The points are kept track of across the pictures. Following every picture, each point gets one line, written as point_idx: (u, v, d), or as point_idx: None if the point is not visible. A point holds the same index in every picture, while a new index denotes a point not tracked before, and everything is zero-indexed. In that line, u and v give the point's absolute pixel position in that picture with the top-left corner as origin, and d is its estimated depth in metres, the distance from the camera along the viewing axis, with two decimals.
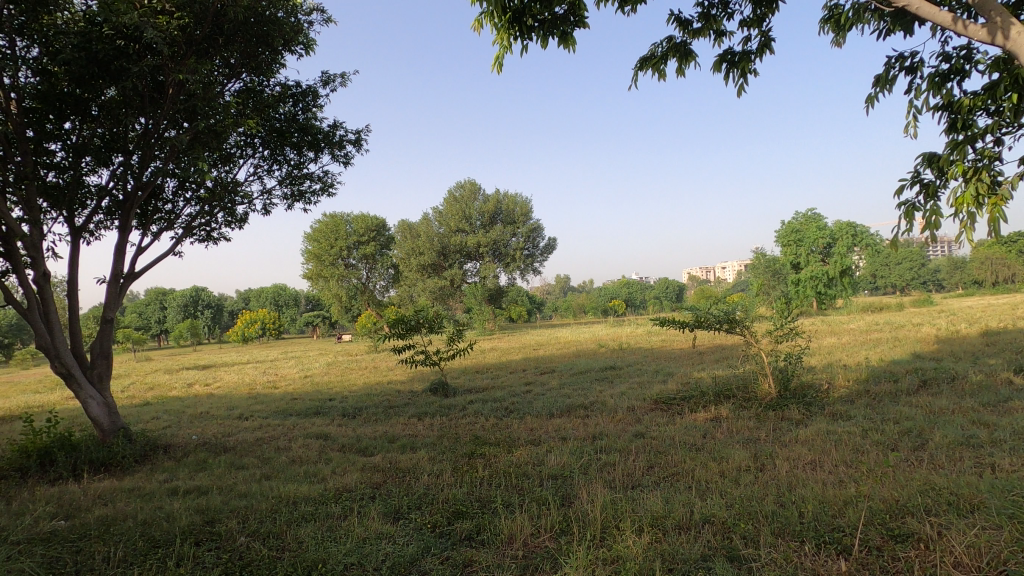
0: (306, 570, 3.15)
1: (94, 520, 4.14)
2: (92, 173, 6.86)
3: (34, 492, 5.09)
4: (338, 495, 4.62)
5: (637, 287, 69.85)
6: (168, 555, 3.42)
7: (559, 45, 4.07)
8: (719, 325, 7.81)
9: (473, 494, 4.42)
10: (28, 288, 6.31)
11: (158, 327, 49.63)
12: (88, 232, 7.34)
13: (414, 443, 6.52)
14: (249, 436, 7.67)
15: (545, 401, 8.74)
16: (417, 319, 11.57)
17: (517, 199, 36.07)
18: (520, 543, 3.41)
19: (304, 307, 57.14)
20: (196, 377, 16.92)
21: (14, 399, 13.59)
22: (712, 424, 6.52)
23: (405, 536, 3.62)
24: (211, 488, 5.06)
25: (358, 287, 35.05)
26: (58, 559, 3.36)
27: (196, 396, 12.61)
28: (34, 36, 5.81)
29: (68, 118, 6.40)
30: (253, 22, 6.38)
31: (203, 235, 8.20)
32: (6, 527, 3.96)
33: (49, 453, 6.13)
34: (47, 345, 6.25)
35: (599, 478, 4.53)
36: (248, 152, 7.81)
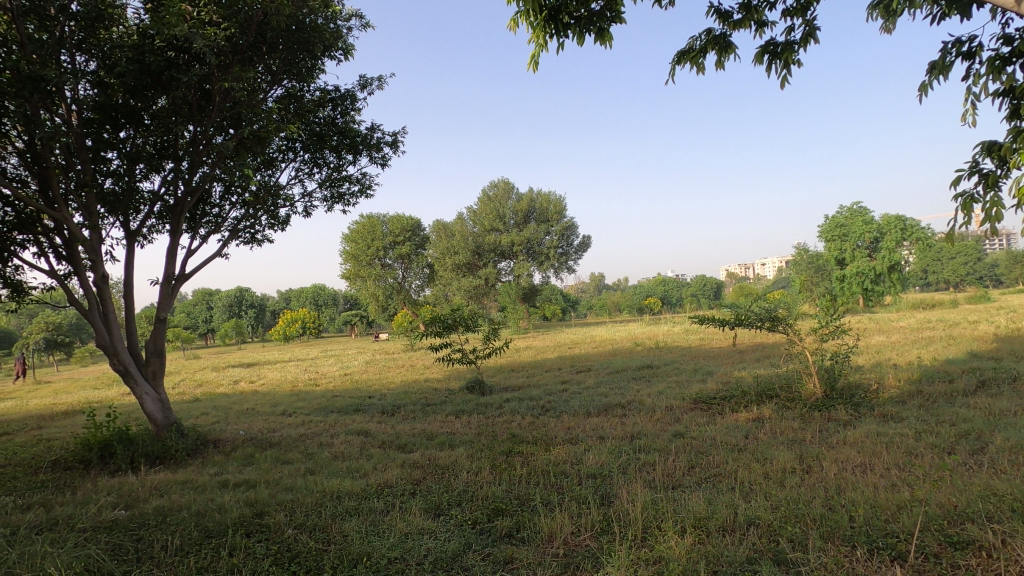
0: (351, 564, 3.23)
1: (152, 510, 4.34)
2: (144, 180, 7.19)
3: (96, 483, 5.37)
4: (380, 491, 4.72)
5: (673, 284, 68.62)
6: (221, 545, 3.56)
7: (596, 41, 4.04)
8: (761, 323, 7.61)
9: (512, 491, 4.44)
10: (88, 289, 6.67)
11: (204, 326, 51.50)
12: (142, 236, 7.70)
13: (453, 440, 6.60)
14: (293, 431, 7.90)
15: (581, 400, 8.69)
16: (453, 318, 11.67)
17: (551, 197, 35.98)
18: (560, 542, 3.42)
19: (342, 307, 58.48)
20: (241, 374, 17.51)
21: (74, 395, 14.31)
22: (755, 424, 6.37)
23: (446, 532, 3.67)
24: (259, 482, 5.24)
25: (394, 287, 35.65)
26: (121, 546, 3.55)
27: (242, 393, 13.08)
28: (93, 50, 6.14)
29: (123, 127, 6.73)
30: (295, 29, 6.56)
31: (247, 237, 8.49)
32: (72, 516, 4.19)
33: (109, 446, 6.46)
34: (106, 344, 6.60)
35: (639, 478, 4.50)
36: (289, 156, 8.04)
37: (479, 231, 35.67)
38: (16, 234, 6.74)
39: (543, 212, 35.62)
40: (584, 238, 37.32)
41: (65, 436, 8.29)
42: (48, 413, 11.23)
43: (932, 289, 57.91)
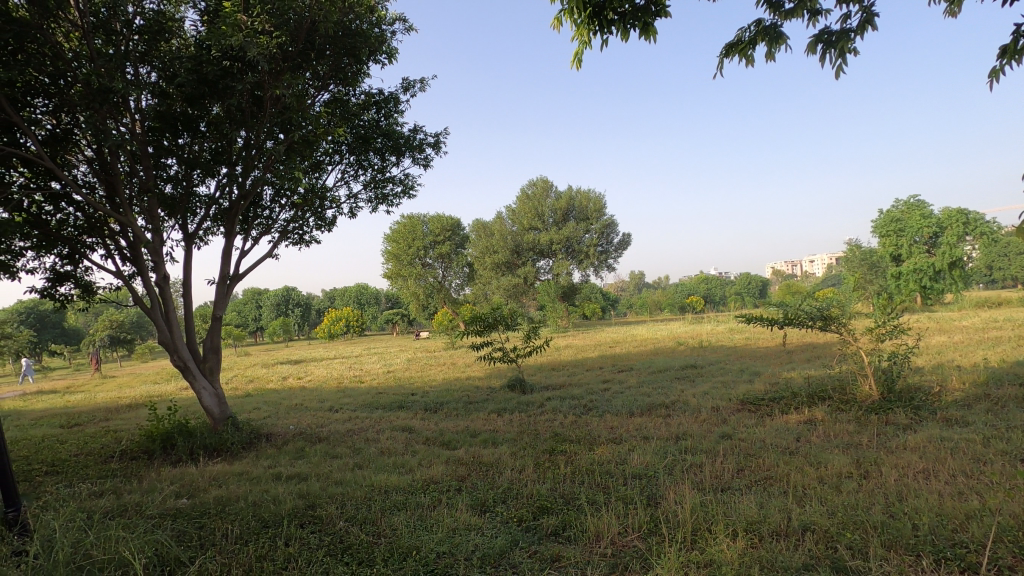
0: (401, 557, 3.31)
1: (212, 500, 4.55)
2: (201, 184, 7.52)
3: (160, 473, 5.67)
4: (426, 486, 4.81)
5: (716, 282, 66.99)
6: (278, 535, 3.70)
7: (640, 36, 3.98)
8: (812, 322, 7.35)
9: (557, 490, 4.45)
10: (151, 289, 7.03)
11: (254, 325, 53.38)
12: (199, 238, 8.06)
13: (495, 438, 6.64)
14: (341, 427, 8.12)
15: (624, 399, 8.59)
16: (494, 317, 11.73)
17: (590, 195, 35.72)
18: (608, 542, 3.40)
19: (383, 305, 59.70)
20: (290, 371, 18.08)
21: (137, 389, 15.11)
22: (806, 426, 6.16)
23: (493, 528, 3.71)
24: (310, 475, 5.42)
25: (435, 286, 36.13)
26: (186, 533, 3.73)
27: (291, 389, 13.52)
28: (154, 62, 6.48)
29: (181, 134, 7.05)
30: (342, 35, 6.72)
31: (297, 238, 8.77)
32: (140, 503, 4.43)
33: (170, 437, 6.79)
34: (168, 341, 6.95)
35: (686, 479, 4.42)
36: (336, 159, 8.26)
37: (518, 230, 35.76)
38: (85, 238, 7.17)
39: (582, 210, 35.39)
40: (624, 236, 36.90)
41: (130, 428, 8.78)
42: (114, 406, 11.89)
43: (999, 287, 54.42)
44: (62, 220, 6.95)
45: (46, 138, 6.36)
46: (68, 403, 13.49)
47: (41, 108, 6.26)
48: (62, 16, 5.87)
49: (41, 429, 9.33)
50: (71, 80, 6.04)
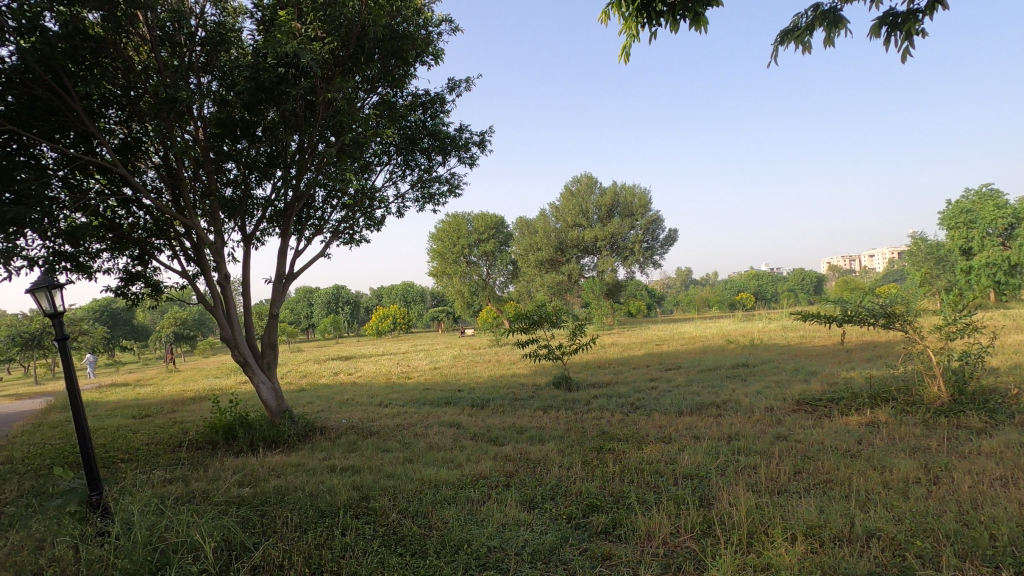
0: (453, 549, 3.37)
1: (272, 489, 4.75)
2: (258, 187, 7.85)
3: (224, 463, 5.96)
4: (475, 481, 4.87)
5: (767, 277, 64.68)
6: (334, 525, 3.84)
7: (690, 27, 3.89)
8: (873, 319, 6.97)
9: (606, 488, 4.41)
10: (213, 288, 7.40)
11: (306, 322, 55.27)
12: (256, 239, 8.42)
13: (542, 435, 6.65)
14: (390, 421, 8.32)
15: (672, 398, 8.43)
16: (539, 314, 11.72)
17: (635, 190, 35.16)
18: (660, 542, 3.35)
19: (429, 303, 60.78)
20: (340, 367, 18.64)
21: (201, 383, 15.95)
22: (869, 429, 5.88)
23: (542, 525, 3.72)
24: (363, 467, 5.58)
25: (479, 283, 36.50)
26: (249, 519, 3.92)
27: (342, 384, 13.95)
28: (214, 71, 6.81)
29: (240, 140, 7.38)
30: (390, 39, 6.86)
31: (347, 238, 9.02)
32: (207, 490, 4.68)
33: (231, 429, 7.13)
34: (229, 337, 7.30)
35: (739, 480, 4.30)
36: (384, 160, 8.44)
37: (561, 227, 35.57)
38: (154, 239, 7.62)
39: (627, 206, 34.88)
40: (670, 232, 36.18)
41: (195, 419, 9.26)
42: (180, 398, 12.59)
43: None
44: (133, 223, 7.41)
45: (119, 146, 6.80)
46: (139, 395, 14.39)
47: (114, 118, 6.68)
48: (133, 31, 6.25)
49: (116, 419, 9.97)
50: (141, 92, 6.43)
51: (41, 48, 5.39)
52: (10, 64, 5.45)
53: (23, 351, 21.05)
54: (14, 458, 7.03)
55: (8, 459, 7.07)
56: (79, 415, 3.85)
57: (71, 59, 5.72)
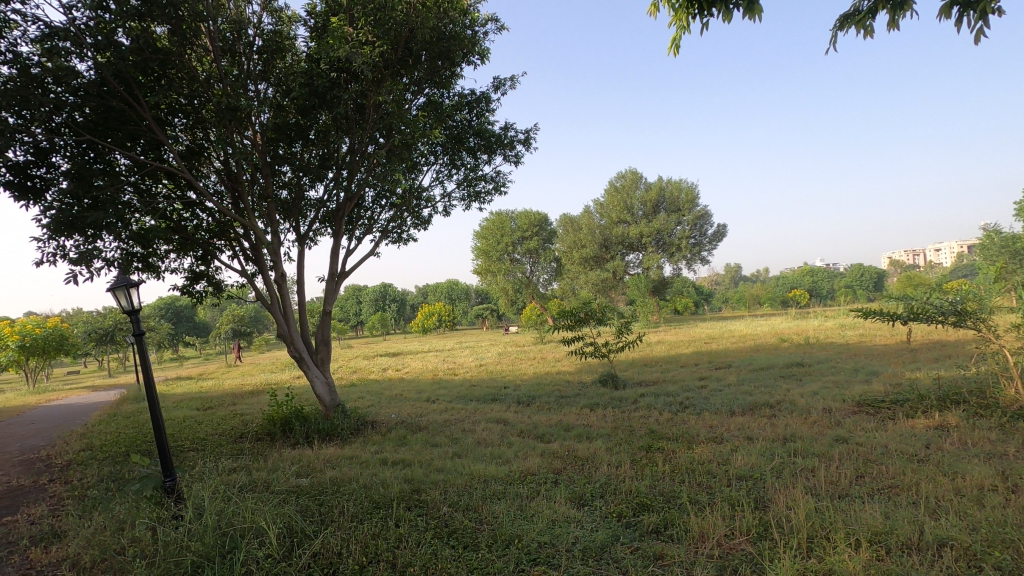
0: (504, 544, 3.41)
1: (328, 480, 4.93)
2: (311, 189, 8.12)
3: (282, 454, 6.22)
4: (524, 477, 4.91)
5: (823, 273, 62.02)
6: (388, 516, 3.95)
7: (744, 15, 3.78)
8: (942, 317, 6.59)
9: (656, 487, 4.36)
10: (271, 286, 7.71)
11: (355, 319, 56.94)
12: (310, 239, 8.72)
13: (590, 433, 6.63)
14: (438, 417, 8.47)
15: (723, 398, 8.23)
16: (584, 311, 11.65)
17: (682, 185, 34.42)
18: (714, 543, 3.30)
19: (474, 300, 61.53)
20: (389, 363, 19.12)
21: (258, 377, 16.68)
22: (938, 432, 5.57)
23: (592, 522, 3.72)
24: (413, 461, 5.72)
25: (523, 281, 36.68)
26: (309, 508, 4.08)
27: (391, 379, 14.30)
28: (270, 78, 7.09)
29: (294, 143, 7.65)
30: (436, 40, 6.96)
31: (396, 237, 9.22)
32: (268, 479, 4.91)
33: (288, 422, 7.44)
34: (285, 334, 7.59)
35: (797, 483, 4.16)
36: (431, 159, 8.59)
37: (606, 224, 35.12)
38: (215, 240, 8.01)
39: (673, 201, 34.19)
40: (719, 227, 35.25)
41: (254, 412, 9.69)
42: (240, 392, 13.23)
43: None
44: (197, 225, 7.81)
45: (184, 152, 7.18)
46: (201, 388, 15.17)
47: (180, 125, 7.06)
48: (197, 43, 6.59)
49: (183, 410, 10.57)
50: (204, 100, 6.77)
51: (114, 62, 5.74)
52: (88, 78, 5.84)
53: (98, 345, 22.60)
54: (94, 445, 7.58)
55: (89, 446, 7.63)
56: (155, 406, 4.12)
57: (140, 71, 6.07)
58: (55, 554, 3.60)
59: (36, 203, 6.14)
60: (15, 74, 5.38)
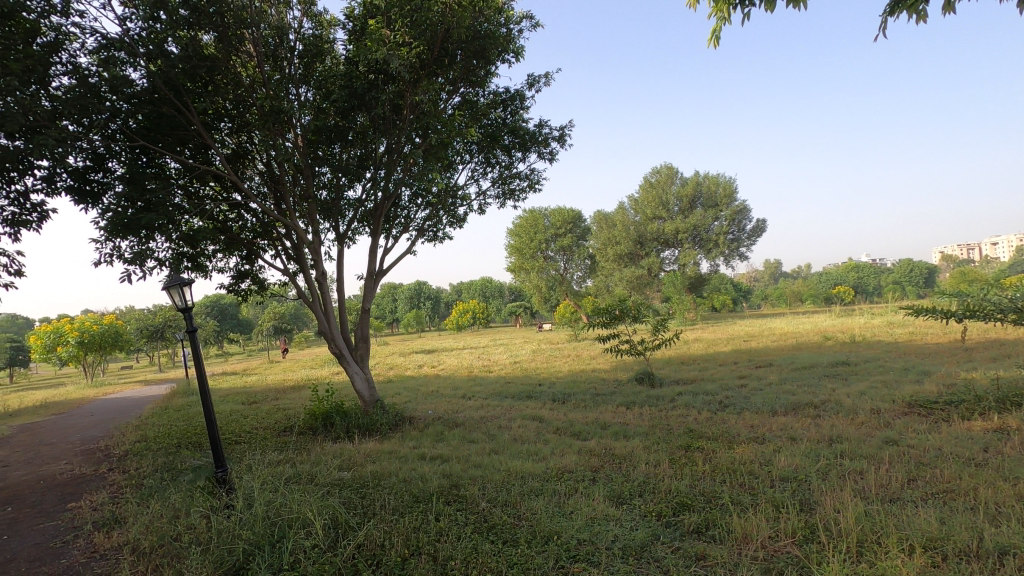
0: (543, 540, 3.43)
1: (369, 473, 5.04)
2: (350, 189, 8.29)
3: (324, 447, 6.39)
4: (561, 474, 4.91)
5: (869, 269, 59.76)
6: (429, 510, 4.02)
7: (787, 5, 3.69)
8: (1001, 313, 6.27)
9: (696, 487, 4.30)
10: (312, 284, 7.91)
11: (391, 317, 57.94)
12: (349, 238, 8.91)
13: (626, 431, 6.58)
14: (474, 414, 8.55)
15: (764, 397, 8.03)
16: (620, 309, 11.55)
17: (720, 179, 33.78)
18: (758, 545, 3.23)
19: (507, 298, 61.78)
20: (425, 359, 19.38)
21: (298, 373, 17.14)
22: (997, 436, 5.30)
23: (631, 521, 3.70)
24: (451, 457, 5.79)
25: (556, 278, 36.62)
26: (352, 500, 4.19)
27: (427, 376, 14.50)
28: (310, 82, 7.28)
29: (333, 144, 7.81)
30: (472, 39, 6.99)
31: (431, 235, 9.33)
32: (312, 472, 5.05)
33: (329, 417, 7.63)
34: (326, 331, 7.78)
35: (845, 486, 4.03)
36: (466, 158, 8.65)
37: (641, 220, 34.67)
38: (259, 240, 8.27)
39: (710, 196, 33.59)
40: (758, 222, 34.42)
41: (296, 407, 9.97)
42: (283, 387, 13.63)
43: None
44: (242, 225, 8.08)
45: (230, 155, 7.44)
46: (245, 383, 15.70)
47: (226, 130, 7.31)
48: (242, 49, 6.82)
49: (228, 405, 10.96)
50: (248, 105, 6.99)
51: (165, 70, 5.99)
52: (141, 86, 6.11)
53: (150, 341, 23.71)
54: (148, 436, 7.95)
55: (143, 437, 8.00)
56: (207, 400, 4.29)
57: (188, 77, 6.31)
58: (116, 539, 3.80)
59: (94, 206, 6.46)
60: (75, 83, 5.67)
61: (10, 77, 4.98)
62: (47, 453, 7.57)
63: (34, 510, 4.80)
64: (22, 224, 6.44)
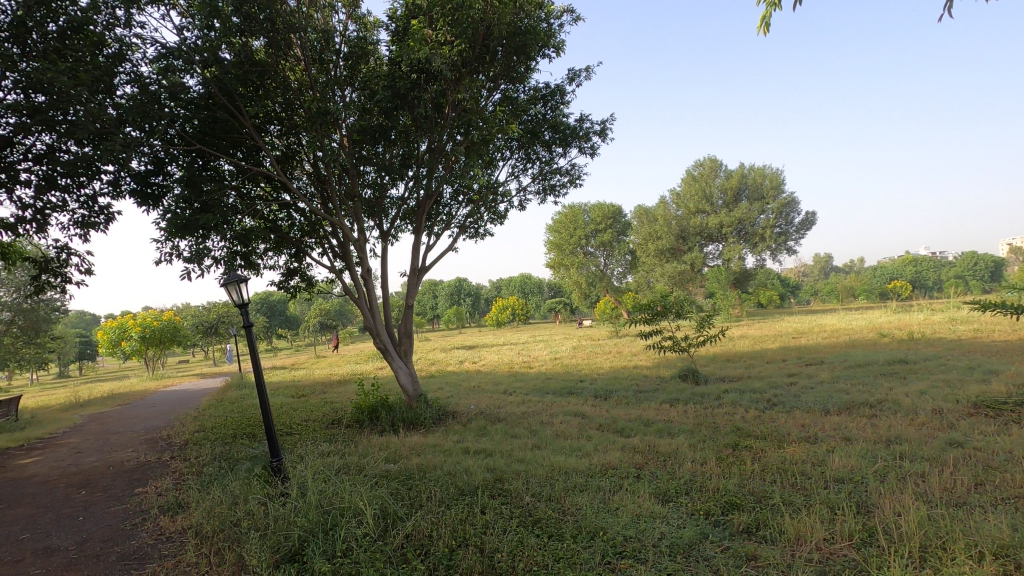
0: (589, 535, 3.42)
1: (415, 466, 5.15)
2: (393, 187, 8.45)
3: (371, 440, 6.55)
4: (605, 471, 4.89)
5: (928, 262, 56.75)
6: (474, 503, 4.07)
7: None
8: None
9: (745, 486, 4.21)
10: (357, 280, 8.11)
11: (432, 313, 58.77)
12: (392, 235, 9.09)
13: (671, 428, 6.49)
14: (516, 409, 8.59)
15: (816, 396, 7.76)
16: (662, 304, 11.35)
17: (766, 170, 32.80)
18: (813, 547, 3.14)
19: (547, 294, 61.74)
20: (466, 355, 19.59)
21: (343, 368, 17.62)
22: None
23: (679, 519, 3.65)
24: (494, 451, 5.85)
25: (596, 274, 36.30)
26: (399, 492, 4.29)
27: (468, 372, 14.66)
28: (355, 83, 7.44)
29: (377, 144, 7.96)
30: (512, 36, 6.99)
31: (473, 232, 9.42)
32: (360, 463, 5.20)
33: (375, 411, 7.82)
34: (372, 326, 7.97)
35: (904, 489, 3.85)
36: (506, 154, 8.67)
37: (683, 214, 33.98)
38: (307, 239, 8.55)
39: (756, 188, 32.68)
40: (808, 215, 33.22)
41: (343, 400, 10.25)
42: (329, 381, 14.04)
43: None
44: (291, 224, 8.36)
45: (280, 157, 7.70)
46: (294, 377, 16.26)
47: (275, 132, 7.57)
48: (290, 53, 7.04)
49: (278, 398, 11.37)
50: (296, 107, 7.21)
51: (219, 76, 6.24)
52: (197, 92, 6.38)
53: (205, 337, 24.79)
54: (206, 426, 8.36)
55: (202, 427, 8.42)
56: (263, 392, 4.47)
57: (241, 83, 6.57)
58: (181, 523, 4.01)
59: (156, 207, 6.81)
60: (137, 91, 5.97)
61: (79, 87, 5.28)
62: (116, 441, 8.06)
63: (105, 494, 5.12)
64: (92, 225, 6.86)
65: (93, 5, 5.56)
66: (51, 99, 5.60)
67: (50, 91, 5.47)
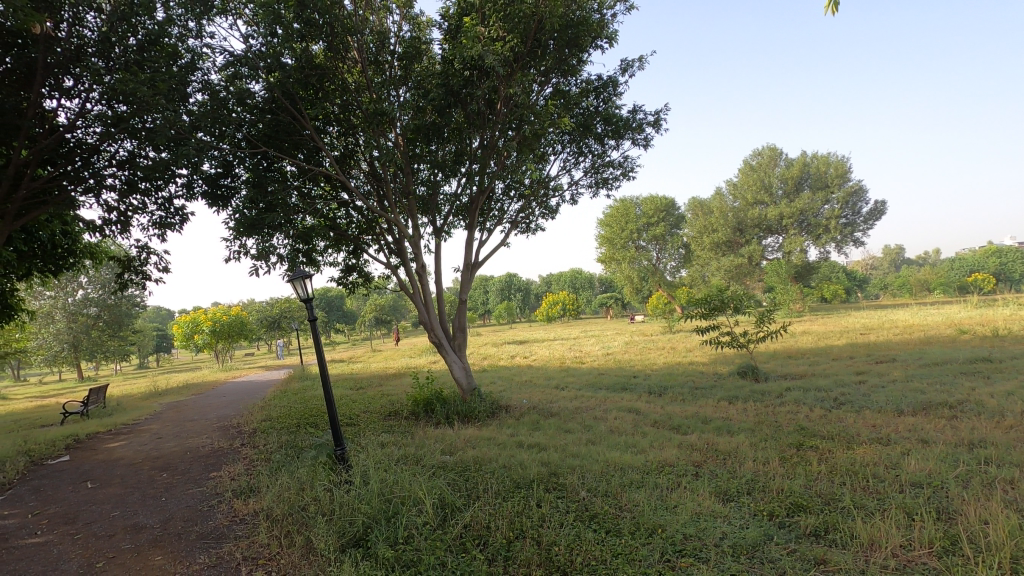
0: (647, 533, 3.38)
1: (470, 458, 5.22)
2: (446, 184, 8.56)
3: (427, 432, 6.70)
4: (662, 467, 4.81)
5: (1014, 253, 52.42)
6: (530, 496, 4.09)
7: None
8: None
9: (811, 487, 4.04)
10: (412, 276, 8.28)
11: (482, 308, 59.44)
12: (445, 231, 9.22)
13: (730, 426, 6.31)
14: (568, 404, 8.57)
15: (887, 395, 7.34)
16: (720, 299, 11.00)
17: (831, 158, 31.21)
18: (889, 553, 2.98)
19: (598, 290, 61.17)
20: (518, 350, 19.70)
21: (399, 362, 18.10)
22: None
23: (741, 519, 3.55)
24: (548, 445, 5.86)
25: (649, 269, 35.66)
26: (455, 483, 4.37)
27: (520, 366, 14.74)
28: (408, 82, 7.58)
29: (431, 142, 8.08)
30: (564, 28, 6.94)
31: (524, 227, 9.42)
32: (418, 454, 5.32)
33: (431, 403, 8.00)
34: (426, 320, 8.13)
35: (991, 496, 3.59)
36: (558, 148, 8.62)
37: (739, 206, 32.80)
38: (364, 236, 8.81)
39: (819, 177, 31.16)
40: (878, 204, 31.31)
41: (398, 393, 10.53)
42: (386, 375, 14.45)
43: None
44: (349, 221, 8.63)
45: (338, 156, 7.95)
46: (352, 370, 16.84)
47: (334, 133, 7.83)
48: (348, 56, 7.24)
49: (338, 390, 11.81)
50: (353, 108, 7.41)
51: (282, 80, 6.51)
52: (262, 97, 6.67)
53: (269, 331, 26.09)
54: (272, 416, 8.79)
55: (269, 417, 8.85)
56: (327, 384, 4.64)
57: (302, 86, 6.82)
58: (253, 506, 4.24)
59: (225, 207, 7.19)
60: (208, 98, 6.30)
61: (157, 96, 5.62)
62: (192, 428, 8.60)
63: (184, 477, 5.48)
64: (168, 225, 7.32)
65: (168, 19, 5.92)
66: (133, 108, 6.00)
67: (131, 100, 5.86)
